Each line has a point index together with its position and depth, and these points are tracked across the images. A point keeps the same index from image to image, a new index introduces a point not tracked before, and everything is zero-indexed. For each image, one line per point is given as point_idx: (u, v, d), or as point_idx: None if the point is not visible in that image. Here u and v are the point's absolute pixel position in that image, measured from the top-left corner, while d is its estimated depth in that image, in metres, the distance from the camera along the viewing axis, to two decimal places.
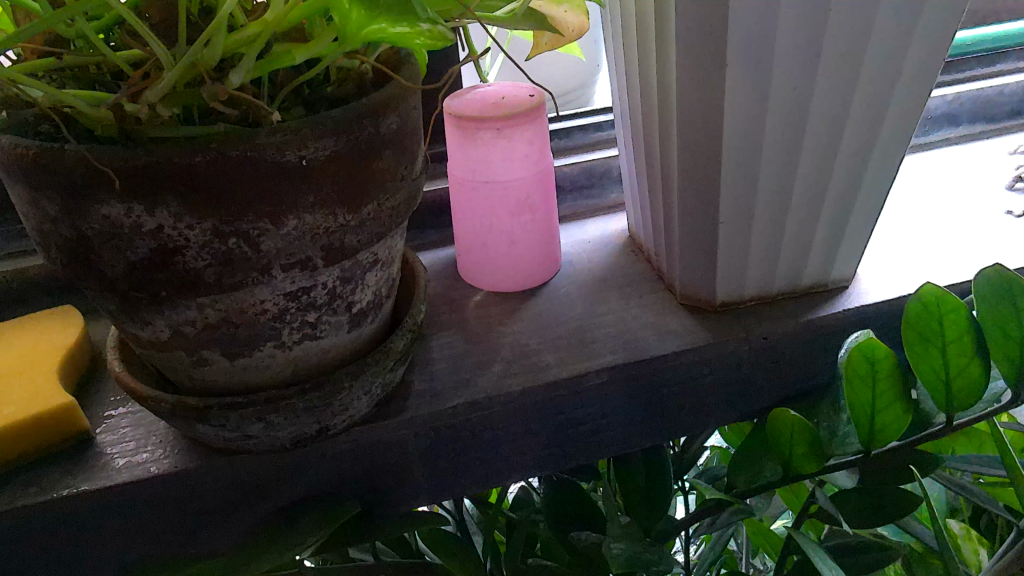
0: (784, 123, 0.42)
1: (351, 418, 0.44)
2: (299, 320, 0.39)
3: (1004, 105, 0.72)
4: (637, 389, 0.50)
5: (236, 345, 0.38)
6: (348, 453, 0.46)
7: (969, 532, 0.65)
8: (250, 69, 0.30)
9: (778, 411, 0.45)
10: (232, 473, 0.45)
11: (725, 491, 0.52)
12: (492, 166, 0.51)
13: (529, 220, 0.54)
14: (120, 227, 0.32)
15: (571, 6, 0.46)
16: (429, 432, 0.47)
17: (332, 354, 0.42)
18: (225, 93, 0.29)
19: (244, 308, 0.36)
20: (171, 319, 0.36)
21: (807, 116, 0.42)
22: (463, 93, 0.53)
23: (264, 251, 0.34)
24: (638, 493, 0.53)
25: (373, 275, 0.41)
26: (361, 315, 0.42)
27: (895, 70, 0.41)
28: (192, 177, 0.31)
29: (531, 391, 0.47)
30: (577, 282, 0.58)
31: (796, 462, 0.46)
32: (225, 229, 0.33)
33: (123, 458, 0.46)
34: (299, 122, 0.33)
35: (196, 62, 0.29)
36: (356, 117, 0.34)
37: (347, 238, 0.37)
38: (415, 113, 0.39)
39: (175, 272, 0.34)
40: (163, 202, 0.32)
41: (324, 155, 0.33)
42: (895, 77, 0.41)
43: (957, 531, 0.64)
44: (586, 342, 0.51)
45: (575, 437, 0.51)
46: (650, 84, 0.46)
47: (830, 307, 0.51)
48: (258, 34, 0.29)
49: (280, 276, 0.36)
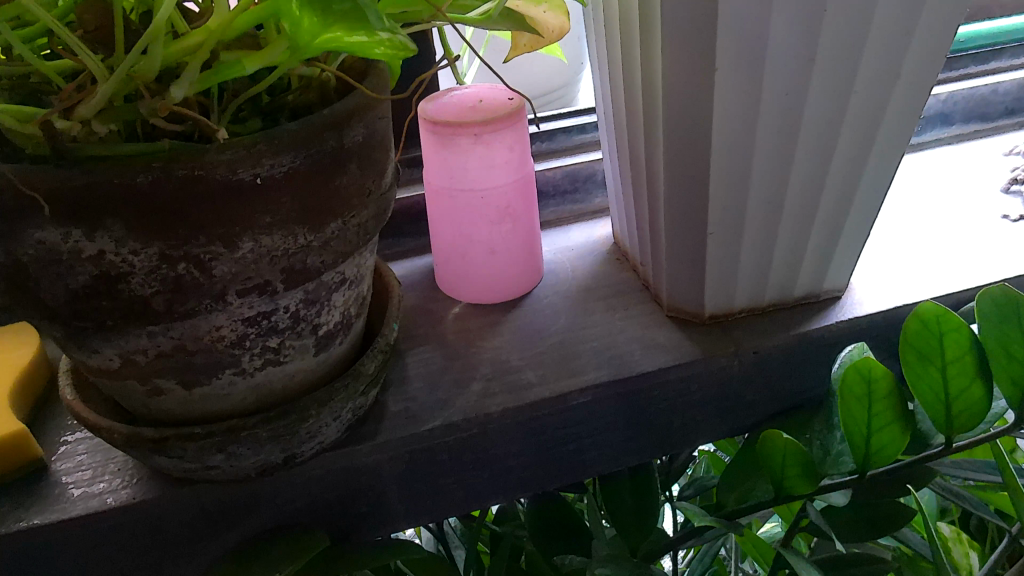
0: (775, 131, 0.40)
1: (321, 445, 0.42)
2: (261, 346, 0.36)
3: (997, 104, 0.70)
4: (625, 406, 0.48)
5: (193, 373, 0.36)
6: (319, 479, 0.43)
7: (960, 535, 0.64)
8: (195, 82, 0.27)
9: (770, 431, 0.43)
10: (196, 502, 0.42)
11: (714, 511, 0.49)
12: (470, 175, 0.48)
13: (509, 228, 0.51)
14: (57, 253, 0.30)
15: (550, 5, 0.43)
16: (404, 456, 0.44)
17: (298, 379, 0.39)
18: (167, 109, 0.26)
19: (200, 335, 0.34)
20: (121, 347, 0.34)
21: (800, 122, 0.40)
22: (438, 95, 0.50)
23: (217, 277, 0.32)
24: (625, 510, 0.51)
25: (340, 295, 0.38)
26: (328, 336, 0.39)
27: (891, 75, 0.39)
28: (135, 199, 0.29)
29: (512, 411, 0.45)
30: (560, 292, 0.55)
31: (788, 483, 0.44)
32: (173, 254, 0.30)
33: (79, 489, 0.43)
34: (252, 136, 0.30)
35: (133, 73, 0.26)
36: (316, 128, 0.31)
37: (309, 259, 0.34)
38: (384, 123, 0.36)
39: (120, 299, 0.31)
40: (104, 225, 0.29)
41: (281, 172, 0.31)
42: (892, 82, 0.39)
43: (948, 535, 0.63)
44: (569, 358, 0.49)
45: (558, 457, 0.48)
46: (635, 90, 0.43)
47: (822, 319, 0.49)
48: (201, 43, 0.26)
49: (236, 302, 0.33)
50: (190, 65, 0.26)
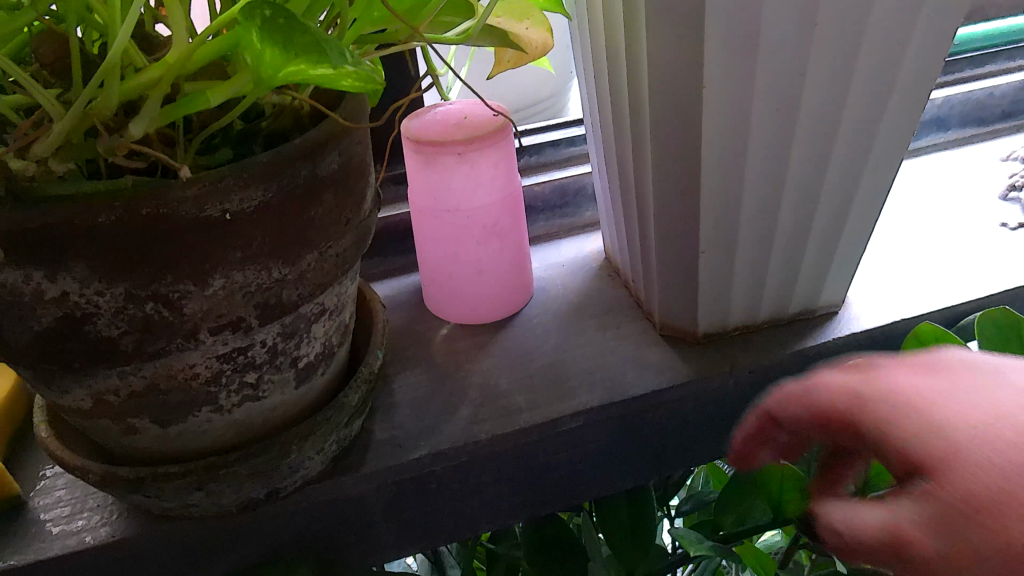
0: (767, 137, 0.39)
1: (304, 479, 0.40)
2: (238, 382, 0.35)
3: (994, 108, 0.69)
4: (618, 429, 0.46)
5: (167, 411, 0.34)
6: (304, 512, 0.42)
7: None
8: (155, 117, 0.25)
9: (766, 455, 0.42)
10: (178, 538, 0.41)
11: (711, 533, 0.48)
12: (455, 194, 0.47)
13: (496, 247, 0.50)
14: (19, 296, 0.28)
15: (532, 22, 0.42)
16: (392, 486, 0.43)
17: (278, 413, 0.38)
18: (126, 147, 0.25)
19: (173, 373, 0.33)
20: (92, 387, 0.32)
21: (794, 127, 0.39)
22: (422, 112, 0.49)
23: (187, 315, 0.30)
24: (621, 534, 0.50)
25: (320, 325, 0.37)
26: (309, 368, 0.38)
27: (889, 77, 0.38)
28: (97, 239, 0.27)
29: (501, 438, 0.44)
30: (550, 310, 0.54)
31: (787, 506, 0.43)
32: (140, 293, 0.29)
33: (57, 527, 0.42)
34: (219, 170, 0.28)
35: (89, 110, 0.25)
36: (289, 158, 0.30)
37: (284, 293, 0.33)
38: (362, 148, 0.35)
39: (86, 341, 0.30)
40: (67, 266, 0.28)
41: (252, 206, 0.29)
42: (890, 84, 0.38)
43: None
44: (560, 380, 0.47)
45: (551, 480, 0.47)
46: (622, 103, 0.42)
47: (818, 336, 0.48)
48: (159, 78, 0.25)
49: (209, 340, 0.32)
50: (149, 100, 0.25)
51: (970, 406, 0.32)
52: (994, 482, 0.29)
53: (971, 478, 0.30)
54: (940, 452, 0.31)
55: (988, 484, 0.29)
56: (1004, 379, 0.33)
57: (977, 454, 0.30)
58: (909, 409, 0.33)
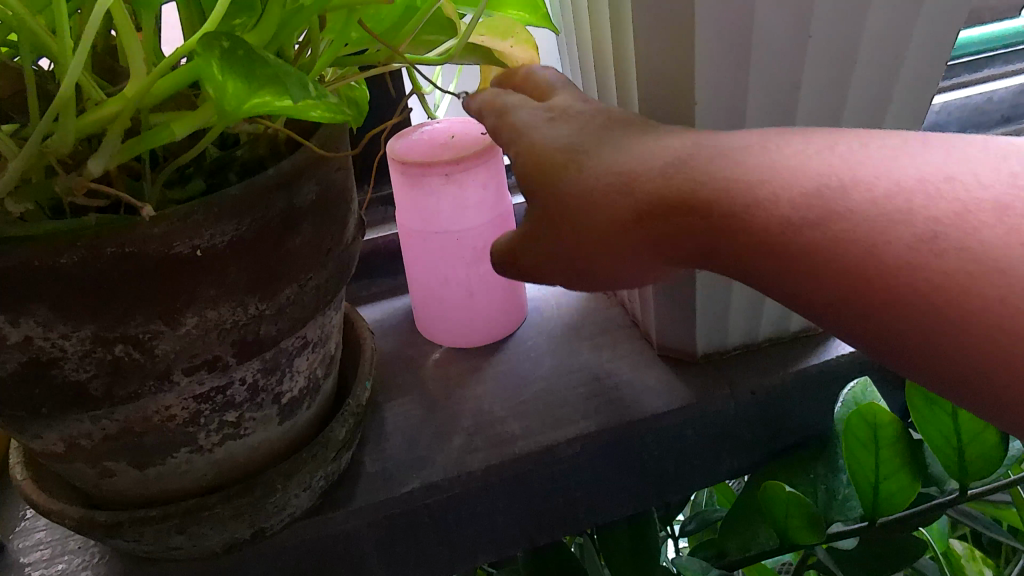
0: (771, 98, 0.36)
1: (291, 516, 0.39)
2: (217, 421, 0.33)
3: (993, 113, 0.68)
4: (616, 455, 0.45)
5: (144, 453, 0.33)
6: (293, 550, 0.41)
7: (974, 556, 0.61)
8: (116, 153, 0.24)
9: (771, 482, 0.41)
10: None
11: (716, 561, 0.47)
12: (444, 216, 0.46)
13: (487, 269, 0.49)
14: None
15: (516, 40, 0.39)
16: (383, 521, 0.42)
17: (262, 451, 0.37)
18: (84, 187, 0.23)
19: (148, 415, 0.31)
20: (63, 432, 0.31)
21: (799, 85, 0.36)
22: (408, 131, 0.48)
23: (159, 357, 0.29)
24: (624, 564, 0.48)
25: (303, 359, 0.35)
26: (294, 403, 0.37)
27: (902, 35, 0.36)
28: (59, 281, 0.26)
29: (496, 468, 0.42)
30: (545, 332, 0.53)
31: (793, 533, 0.42)
32: (108, 335, 0.28)
33: (36, 571, 0.40)
34: (188, 204, 0.27)
35: (45, 149, 0.24)
36: (263, 191, 0.28)
37: (262, 329, 0.31)
38: (342, 175, 0.33)
39: (53, 386, 0.28)
40: (27, 309, 0.26)
41: (224, 242, 0.28)
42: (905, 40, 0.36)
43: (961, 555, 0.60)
44: (556, 406, 0.46)
45: (549, 510, 0.46)
46: (608, 85, 0.40)
47: (821, 354, 0.47)
48: (120, 113, 0.24)
49: (184, 380, 0.30)
50: (110, 136, 0.24)
51: (638, 149, 0.29)
52: (835, 286, 0.24)
53: (750, 223, 0.25)
54: (758, 235, 0.25)
55: (863, 253, 0.23)
56: (779, 151, 0.26)
57: (796, 185, 0.25)
58: (580, 186, 0.30)
